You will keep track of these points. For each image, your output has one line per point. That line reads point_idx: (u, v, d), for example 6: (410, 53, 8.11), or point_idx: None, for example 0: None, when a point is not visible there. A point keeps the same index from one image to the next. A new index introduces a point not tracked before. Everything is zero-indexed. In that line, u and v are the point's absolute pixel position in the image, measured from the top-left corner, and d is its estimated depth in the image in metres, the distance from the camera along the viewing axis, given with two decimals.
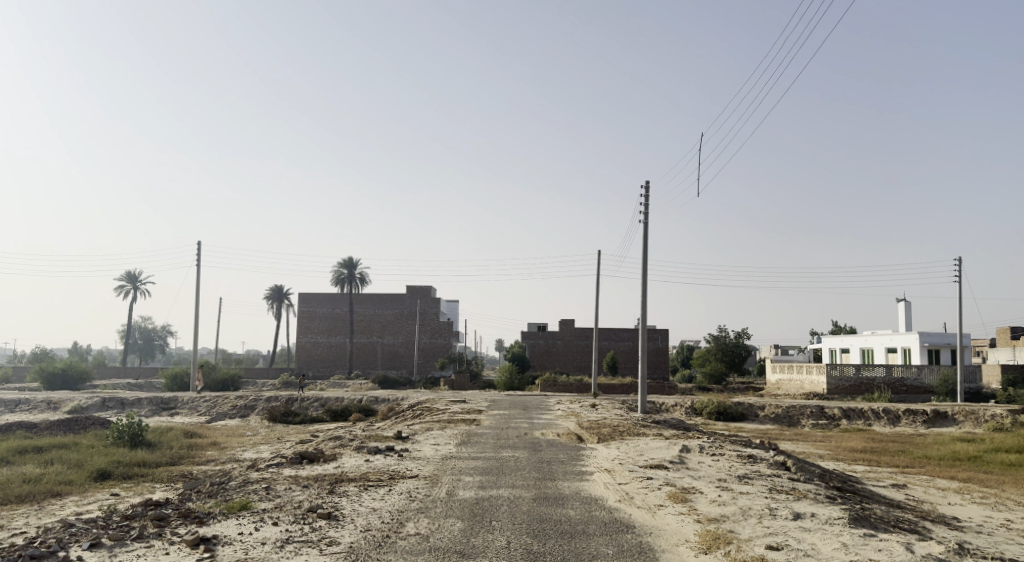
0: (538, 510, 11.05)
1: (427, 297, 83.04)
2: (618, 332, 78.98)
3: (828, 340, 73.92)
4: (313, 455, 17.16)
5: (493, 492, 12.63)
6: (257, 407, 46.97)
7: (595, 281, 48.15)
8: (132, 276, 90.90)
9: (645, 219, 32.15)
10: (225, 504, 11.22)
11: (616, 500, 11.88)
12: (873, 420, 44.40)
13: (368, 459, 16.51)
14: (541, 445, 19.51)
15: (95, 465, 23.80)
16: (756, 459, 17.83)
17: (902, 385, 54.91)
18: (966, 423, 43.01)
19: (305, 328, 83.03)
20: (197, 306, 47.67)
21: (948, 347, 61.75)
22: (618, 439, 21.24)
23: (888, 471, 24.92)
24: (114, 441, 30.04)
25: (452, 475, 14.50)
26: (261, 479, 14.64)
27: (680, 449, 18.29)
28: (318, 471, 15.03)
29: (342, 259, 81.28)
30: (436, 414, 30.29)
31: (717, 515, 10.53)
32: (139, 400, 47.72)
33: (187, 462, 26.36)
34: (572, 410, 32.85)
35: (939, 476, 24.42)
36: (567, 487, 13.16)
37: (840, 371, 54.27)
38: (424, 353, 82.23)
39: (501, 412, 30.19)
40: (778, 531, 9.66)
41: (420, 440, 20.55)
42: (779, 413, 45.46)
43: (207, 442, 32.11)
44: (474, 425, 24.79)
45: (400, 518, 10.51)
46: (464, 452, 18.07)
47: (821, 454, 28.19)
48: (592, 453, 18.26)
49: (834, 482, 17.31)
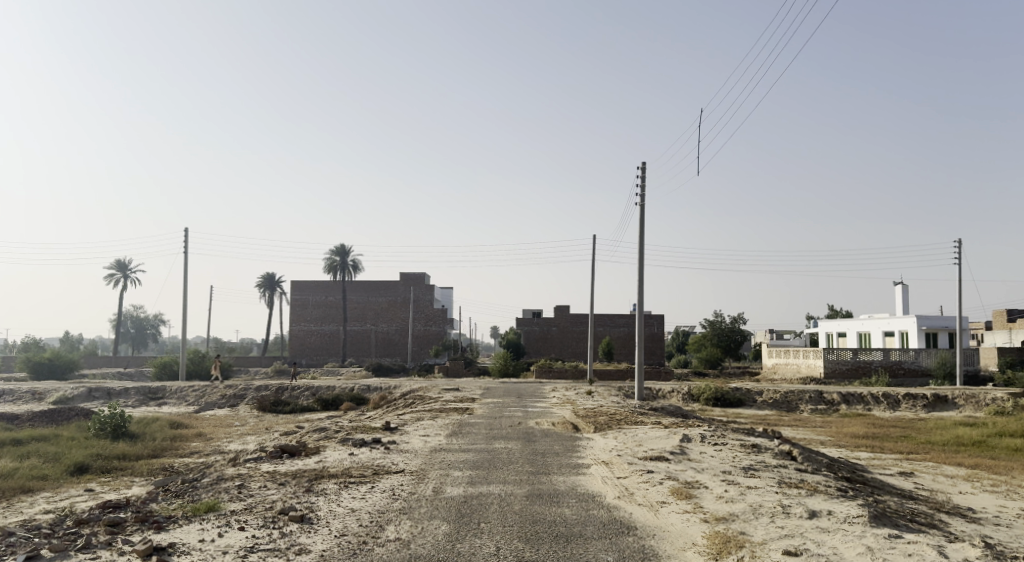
0: (532, 510, 10.17)
1: (421, 284, 81.95)
2: (614, 318, 78.18)
3: (825, 324, 73.21)
4: (295, 449, 16.26)
5: (484, 489, 11.73)
6: (247, 396, 46.07)
7: (591, 266, 47.20)
8: (122, 263, 89.76)
9: (641, 202, 31.26)
10: (190, 506, 10.32)
11: (614, 498, 10.99)
12: (873, 404, 43.65)
13: (353, 453, 15.61)
14: (535, 436, 18.61)
15: (74, 458, 22.93)
16: (761, 449, 16.99)
17: (900, 369, 54.09)
18: (967, 406, 42.42)
19: (298, 315, 82.03)
20: (186, 295, 46.65)
21: (946, 330, 61.05)
22: (615, 428, 20.34)
23: (892, 458, 24.20)
24: (96, 432, 29.15)
25: (440, 470, 13.62)
26: (236, 476, 13.70)
27: (680, 438, 17.41)
28: (298, 467, 14.11)
29: (335, 246, 80.22)
30: (428, 403, 29.47)
31: (726, 514, 9.66)
32: (126, 391, 46.78)
33: (170, 454, 25.48)
34: (568, 397, 32.14)
35: (946, 463, 23.63)
36: (562, 482, 12.30)
37: (838, 355, 53.45)
38: (419, 341, 81.37)
39: (495, 400, 29.41)
40: (794, 533, 8.81)
41: (410, 431, 19.67)
42: (777, 398, 44.78)
43: (193, 433, 31.26)
44: (466, 414, 23.92)
45: (382, 520, 9.67)
46: (454, 444, 17.18)
47: (823, 441, 27.48)
48: (588, 443, 17.42)
49: (842, 472, 16.47)
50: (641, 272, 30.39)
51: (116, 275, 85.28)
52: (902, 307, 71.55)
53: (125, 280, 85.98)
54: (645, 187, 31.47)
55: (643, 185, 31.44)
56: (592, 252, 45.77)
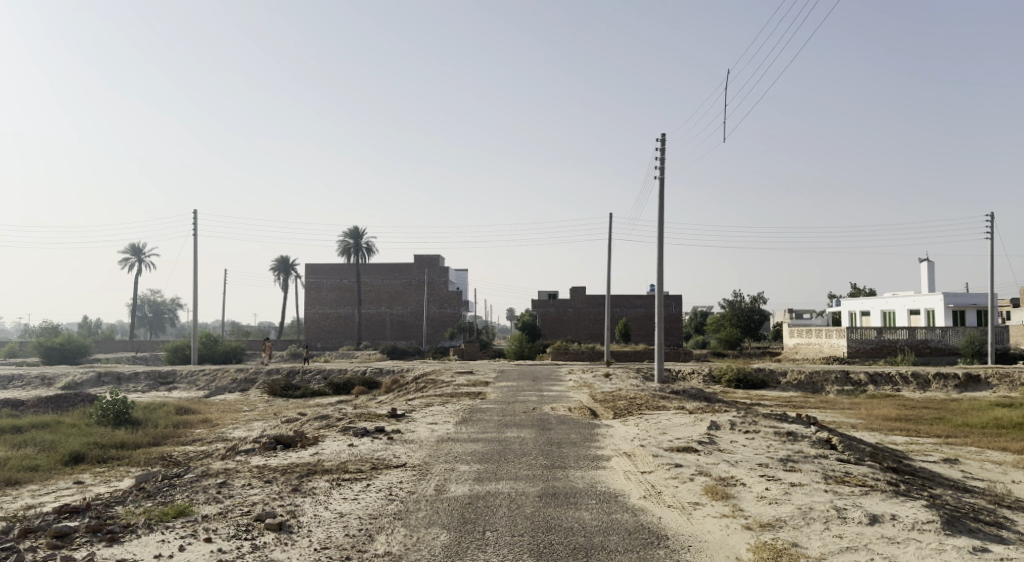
0: (546, 514, 8.85)
1: (435, 266, 80.68)
2: (632, 299, 76.68)
3: (848, 303, 71.42)
4: (291, 439, 15.02)
5: (492, 488, 10.41)
6: (257, 380, 45.09)
7: (607, 245, 45.71)
8: (136, 248, 89.04)
9: (661, 175, 29.78)
10: (157, 510, 9.09)
11: (639, 499, 9.65)
12: (902, 385, 42.08)
13: (352, 444, 14.35)
14: (550, 423, 17.31)
15: (69, 447, 21.85)
16: (797, 436, 15.61)
17: (925, 348, 52.39)
18: (1001, 386, 40.81)
19: (312, 299, 81.06)
20: (196, 278, 45.66)
21: (974, 307, 59.06)
22: (636, 414, 18.99)
23: (931, 443, 22.76)
24: (98, 419, 28.07)
25: (445, 464, 12.35)
26: (222, 471, 12.49)
27: (708, 426, 16.03)
28: (290, 461, 12.86)
29: (348, 229, 78.97)
30: (440, 387, 28.27)
31: (771, 519, 8.31)
32: (136, 375, 45.90)
33: (171, 441, 24.44)
34: (584, 381, 30.83)
35: (989, 448, 22.13)
36: (579, 478, 10.98)
37: (861, 334, 51.81)
38: (434, 323, 80.24)
39: (509, 384, 28.11)
40: (857, 546, 7.46)
41: (417, 418, 18.43)
42: (802, 379, 43.27)
43: (199, 419, 30.29)
44: (478, 399, 22.59)
45: (376, 526, 8.44)
46: (463, 433, 15.88)
47: (854, 425, 26.07)
48: (608, 431, 16.11)
49: (887, 462, 15.07)
50: (660, 250, 28.91)
51: (129, 260, 84.41)
52: (927, 284, 69.63)
53: (140, 264, 85.13)
54: (664, 159, 29.97)
55: (663, 157, 29.86)
56: (608, 232, 44.33)
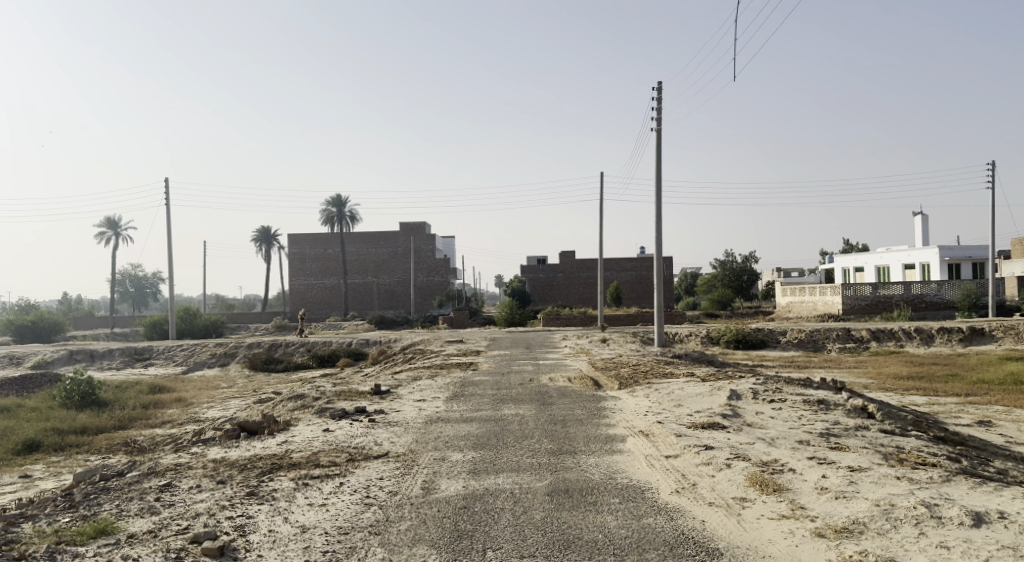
0: (562, 520, 7.09)
1: (421, 233, 78.62)
2: (621, 262, 74.93)
3: (841, 260, 69.94)
4: (256, 426, 13.15)
5: (490, 484, 8.60)
6: (237, 354, 43.17)
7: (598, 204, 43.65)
8: (113, 221, 86.44)
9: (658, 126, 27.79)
10: (71, 529, 7.24)
11: (672, 493, 7.90)
12: (905, 341, 40.66)
13: (327, 430, 12.51)
14: (550, 397, 15.51)
15: (23, 434, 19.89)
16: (829, 405, 13.88)
17: (921, 302, 51.05)
18: (1007, 339, 39.38)
19: (296, 270, 78.79)
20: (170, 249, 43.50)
21: (969, 260, 57.61)
22: (644, 383, 17.26)
23: (954, 404, 21.14)
24: (62, 401, 26.11)
25: (433, 452, 10.51)
26: (169, 468, 10.56)
27: (729, 395, 14.28)
28: (253, 453, 10.99)
29: (331, 198, 76.68)
30: (428, 358, 26.56)
31: (847, 523, 6.66)
32: (110, 352, 43.80)
33: (140, 423, 22.57)
34: (580, 347, 29.14)
35: (1017, 407, 20.55)
36: (592, 468, 9.18)
37: (855, 291, 50.29)
38: (422, 292, 78.23)
39: (502, 353, 26.38)
40: None
41: (404, 394, 16.66)
42: (801, 338, 41.73)
43: (172, 397, 28.46)
44: (469, 371, 20.77)
45: (347, 547, 6.73)
46: (454, 412, 14.02)
47: (867, 385, 24.57)
48: (616, 405, 14.37)
49: (933, 432, 13.34)
50: (658, 209, 27.00)
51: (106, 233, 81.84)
52: (921, 238, 68.16)
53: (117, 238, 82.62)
54: (659, 108, 27.90)
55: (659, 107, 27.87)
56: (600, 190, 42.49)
